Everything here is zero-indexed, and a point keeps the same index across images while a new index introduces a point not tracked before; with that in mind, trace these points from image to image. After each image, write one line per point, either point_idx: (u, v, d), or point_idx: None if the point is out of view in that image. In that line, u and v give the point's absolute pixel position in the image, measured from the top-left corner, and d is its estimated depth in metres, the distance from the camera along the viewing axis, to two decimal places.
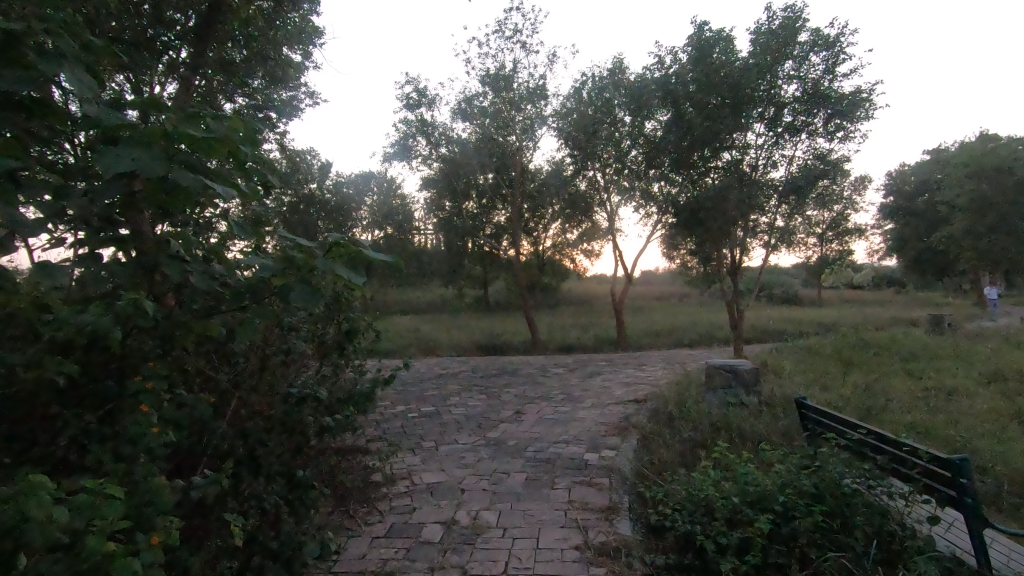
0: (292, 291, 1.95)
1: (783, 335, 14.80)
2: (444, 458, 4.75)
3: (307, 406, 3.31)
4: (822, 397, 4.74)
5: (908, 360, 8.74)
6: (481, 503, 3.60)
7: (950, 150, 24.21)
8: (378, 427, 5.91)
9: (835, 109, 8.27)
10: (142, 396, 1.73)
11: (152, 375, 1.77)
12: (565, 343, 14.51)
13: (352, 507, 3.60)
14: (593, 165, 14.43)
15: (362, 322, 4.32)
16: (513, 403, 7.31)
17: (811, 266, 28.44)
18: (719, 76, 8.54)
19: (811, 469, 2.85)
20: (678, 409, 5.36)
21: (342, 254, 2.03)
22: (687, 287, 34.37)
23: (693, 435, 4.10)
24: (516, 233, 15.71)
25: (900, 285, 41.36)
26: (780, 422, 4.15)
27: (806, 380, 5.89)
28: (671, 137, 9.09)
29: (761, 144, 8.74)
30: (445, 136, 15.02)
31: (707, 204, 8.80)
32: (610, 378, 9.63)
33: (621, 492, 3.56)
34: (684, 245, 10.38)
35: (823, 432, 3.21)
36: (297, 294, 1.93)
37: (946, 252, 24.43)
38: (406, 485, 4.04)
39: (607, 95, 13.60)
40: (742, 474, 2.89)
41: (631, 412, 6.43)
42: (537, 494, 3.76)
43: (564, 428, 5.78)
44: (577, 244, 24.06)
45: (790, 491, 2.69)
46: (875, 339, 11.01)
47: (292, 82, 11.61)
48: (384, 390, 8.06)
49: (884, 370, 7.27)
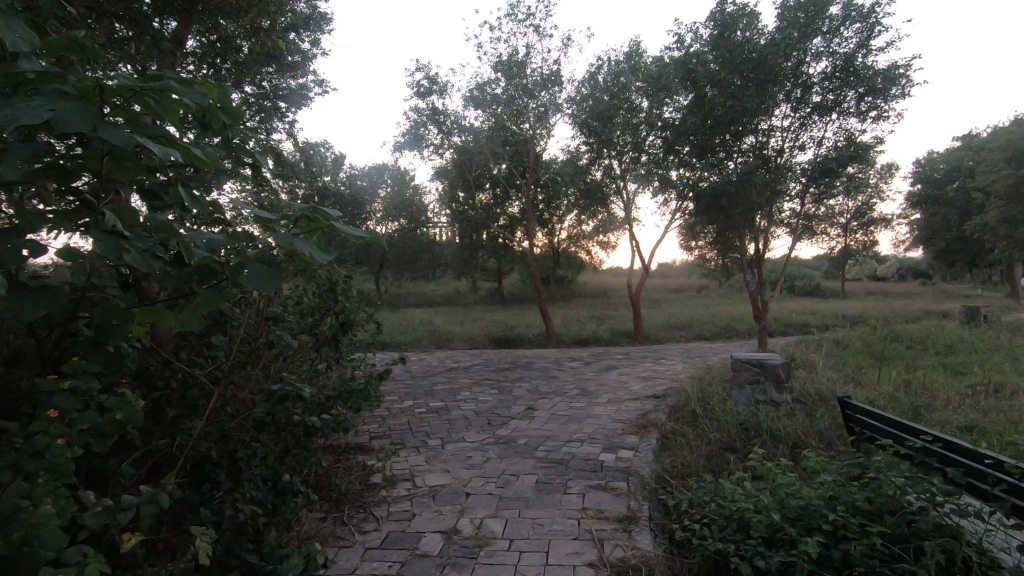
0: (245, 271, 1.70)
1: (809, 327, 14.28)
2: (450, 458, 4.47)
3: (295, 404, 3.04)
4: (862, 394, 4.34)
5: (945, 354, 8.25)
6: (487, 510, 3.30)
7: (984, 135, 23.16)
8: (383, 424, 5.67)
9: (868, 87, 7.73)
10: (56, 397, 1.67)
11: (73, 374, 1.71)
12: (580, 336, 14.17)
13: (347, 512, 3.33)
14: (609, 153, 13.98)
15: (361, 313, 4.05)
16: (525, 398, 7.01)
17: (835, 257, 27.63)
18: (744, 56, 8.06)
19: (863, 480, 2.50)
20: (701, 406, 5.00)
21: (311, 228, 1.95)
22: (706, 279, 33.74)
23: (719, 436, 3.75)
24: (530, 224, 15.36)
25: (927, 276, 40.19)
26: (815, 421, 3.78)
27: (841, 376, 5.48)
28: (691, 121, 8.66)
29: (787, 126, 8.26)
30: (457, 124, 14.52)
31: (729, 190, 8.38)
32: (627, 372, 9.31)
33: (641, 499, 3.26)
34: (706, 234, 9.95)
35: (870, 432, 2.83)
36: (250, 274, 1.67)
37: (980, 241, 23.45)
38: (407, 487, 3.77)
39: (624, 80, 13.12)
40: (782, 485, 2.56)
41: (650, 409, 6.08)
42: (548, 499, 3.45)
43: (579, 426, 5.45)
44: (594, 236, 23.64)
45: (838, 506, 2.37)
46: (908, 332, 10.48)
47: (299, 69, 11.40)
48: (394, 385, 7.84)
49: (921, 365, 6.82)
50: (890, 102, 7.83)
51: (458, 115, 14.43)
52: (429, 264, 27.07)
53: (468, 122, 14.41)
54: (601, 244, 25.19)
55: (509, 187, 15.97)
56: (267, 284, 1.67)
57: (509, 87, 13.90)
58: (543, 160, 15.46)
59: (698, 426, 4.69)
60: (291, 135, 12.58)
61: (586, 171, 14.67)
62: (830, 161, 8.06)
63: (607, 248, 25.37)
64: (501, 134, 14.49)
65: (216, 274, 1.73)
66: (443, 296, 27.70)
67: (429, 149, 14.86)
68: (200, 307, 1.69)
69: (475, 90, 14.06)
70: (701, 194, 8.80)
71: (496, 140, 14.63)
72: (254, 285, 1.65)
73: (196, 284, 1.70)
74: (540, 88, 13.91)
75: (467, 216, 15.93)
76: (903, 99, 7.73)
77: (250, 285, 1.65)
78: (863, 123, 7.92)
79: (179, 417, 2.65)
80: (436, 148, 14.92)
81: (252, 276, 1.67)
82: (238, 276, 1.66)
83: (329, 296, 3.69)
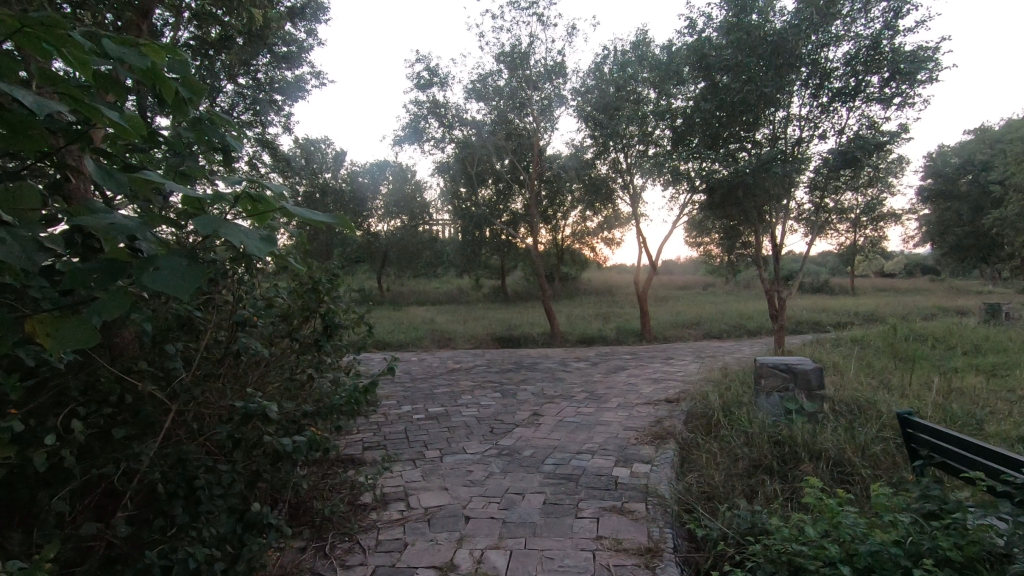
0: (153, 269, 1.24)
1: (822, 325, 13.83)
2: (448, 472, 4.08)
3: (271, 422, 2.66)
4: (903, 404, 3.92)
5: (973, 355, 7.80)
6: (488, 539, 2.91)
7: (999, 128, 22.62)
8: (378, 433, 5.29)
9: (894, 71, 7.28)
10: None
11: None
12: (586, 334, 13.75)
13: (330, 541, 2.96)
14: (615, 147, 13.55)
15: (348, 316, 3.66)
16: (531, 403, 6.61)
17: (844, 253, 27.16)
18: (759, 39, 7.63)
19: (947, 524, 2.10)
20: (722, 413, 4.60)
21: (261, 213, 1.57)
22: (712, 276, 33.24)
23: (747, 449, 3.36)
24: (534, 220, 14.94)
25: (936, 273, 39.63)
26: (856, 434, 3.37)
27: (872, 381, 5.05)
28: (703, 110, 8.26)
29: (805, 114, 7.85)
30: (459, 118, 14.05)
31: (745, 182, 7.95)
32: (637, 373, 8.90)
33: (664, 527, 2.88)
34: (718, 229, 9.52)
35: (939, 454, 2.44)
36: (160, 272, 1.22)
37: (994, 237, 22.93)
38: (400, 509, 3.38)
39: (630, 70, 12.70)
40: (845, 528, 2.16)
41: (664, 416, 5.66)
42: (556, 525, 3.05)
43: (588, 435, 5.04)
44: (599, 232, 23.23)
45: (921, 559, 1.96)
46: (929, 331, 10.01)
47: (295, 60, 10.99)
48: (391, 389, 7.45)
49: (952, 368, 6.38)
50: (916, 87, 7.38)
51: (460, 108, 13.99)
52: (430, 262, 26.67)
53: (470, 115, 13.98)
54: (605, 240, 24.79)
55: (513, 182, 15.54)
56: (178, 286, 1.21)
57: (512, 79, 13.48)
58: (547, 155, 15.05)
59: (723, 436, 4.27)
60: (288, 128, 12.21)
61: (591, 166, 14.24)
62: (852, 150, 7.61)
63: (612, 245, 25.00)
64: (504, 127, 14.08)
65: (124, 272, 1.29)
66: (446, 293, 27.28)
67: (429, 143, 14.44)
68: (92, 317, 1.26)
69: (477, 82, 13.64)
70: (713, 186, 8.38)
71: (498, 134, 14.22)
72: (159, 288, 1.19)
73: (96, 285, 1.27)
74: (544, 80, 13.51)
75: (469, 212, 15.51)
76: (930, 84, 7.29)
77: (152, 287, 1.19)
78: (887, 110, 7.48)
79: (127, 440, 2.28)
80: (437, 142, 14.49)
81: (156, 272, 1.21)
82: (138, 273, 1.21)
83: (308, 293, 3.32)
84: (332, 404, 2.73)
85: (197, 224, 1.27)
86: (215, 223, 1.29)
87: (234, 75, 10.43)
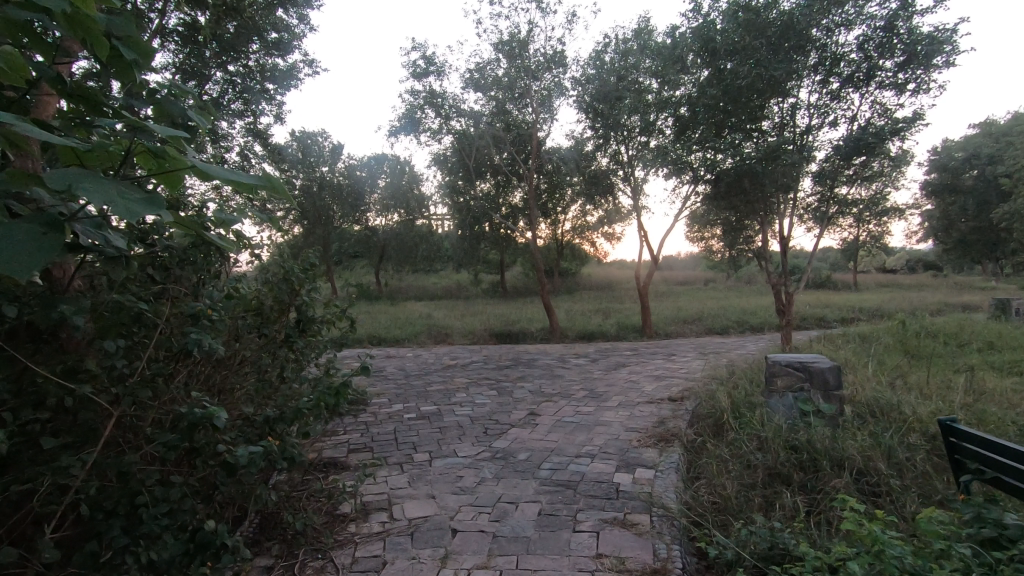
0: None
1: (826, 321, 13.55)
2: (436, 478, 3.80)
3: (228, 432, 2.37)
4: (929, 407, 3.62)
5: (986, 352, 7.51)
6: (476, 557, 2.62)
7: (1006, 121, 22.26)
8: (364, 434, 5.00)
9: (908, 55, 6.98)
10: None
11: None
12: (586, 330, 13.45)
13: (301, 558, 2.68)
14: (616, 138, 13.21)
15: (324, 309, 3.36)
16: (527, 401, 6.32)
17: (847, 249, 26.87)
18: (767, 21, 7.30)
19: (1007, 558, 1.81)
20: (730, 414, 4.30)
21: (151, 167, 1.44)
22: (713, 272, 32.95)
23: (761, 456, 3.07)
24: (533, 213, 14.61)
25: (937, 269, 39.40)
26: (881, 439, 3.07)
27: (888, 380, 4.76)
28: (709, 96, 7.97)
29: (814, 100, 7.54)
30: (456, 108, 13.69)
31: (753, 171, 7.65)
32: (638, 370, 8.60)
33: (671, 544, 2.60)
34: (722, 222, 9.22)
35: (991, 468, 2.14)
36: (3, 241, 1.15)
37: (1000, 231, 22.62)
38: (380, 521, 3.10)
39: (631, 60, 12.37)
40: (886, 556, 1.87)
41: (667, 416, 5.38)
42: (551, 541, 2.76)
43: (587, 437, 4.75)
44: (599, 227, 22.89)
45: None
46: (939, 327, 9.72)
47: (286, 48, 10.63)
48: (382, 387, 7.16)
49: (969, 366, 6.08)
50: (932, 73, 7.07)
51: (457, 98, 13.62)
52: (428, 256, 26.34)
53: (468, 106, 13.63)
54: (605, 234, 24.48)
55: (511, 175, 15.22)
56: (20, 259, 1.16)
57: (511, 68, 13.13)
58: (546, 147, 14.71)
59: (733, 438, 3.98)
60: (280, 117, 11.86)
61: (591, 158, 13.93)
62: (863, 137, 7.30)
63: (612, 239, 24.73)
64: (502, 118, 13.72)
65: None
66: (444, 288, 26.96)
67: (426, 134, 14.09)
68: None
69: (474, 71, 13.29)
70: (719, 176, 8.10)
71: (497, 126, 13.89)
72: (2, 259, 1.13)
73: None
74: (543, 69, 13.18)
75: (467, 205, 15.16)
76: (946, 68, 6.96)
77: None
78: (900, 96, 7.18)
79: (58, 450, 2.00)
80: (433, 133, 14.13)
81: (7, 241, 1.17)
82: None
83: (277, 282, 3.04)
84: (299, 406, 2.45)
85: (47, 182, 1.19)
86: (69, 180, 1.19)
87: (224, 62, 10.11)
